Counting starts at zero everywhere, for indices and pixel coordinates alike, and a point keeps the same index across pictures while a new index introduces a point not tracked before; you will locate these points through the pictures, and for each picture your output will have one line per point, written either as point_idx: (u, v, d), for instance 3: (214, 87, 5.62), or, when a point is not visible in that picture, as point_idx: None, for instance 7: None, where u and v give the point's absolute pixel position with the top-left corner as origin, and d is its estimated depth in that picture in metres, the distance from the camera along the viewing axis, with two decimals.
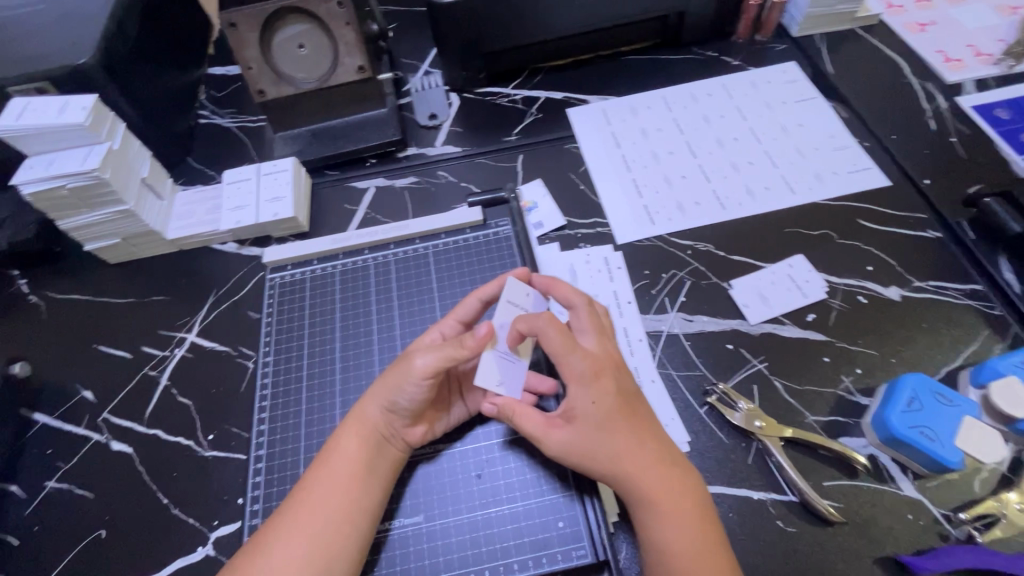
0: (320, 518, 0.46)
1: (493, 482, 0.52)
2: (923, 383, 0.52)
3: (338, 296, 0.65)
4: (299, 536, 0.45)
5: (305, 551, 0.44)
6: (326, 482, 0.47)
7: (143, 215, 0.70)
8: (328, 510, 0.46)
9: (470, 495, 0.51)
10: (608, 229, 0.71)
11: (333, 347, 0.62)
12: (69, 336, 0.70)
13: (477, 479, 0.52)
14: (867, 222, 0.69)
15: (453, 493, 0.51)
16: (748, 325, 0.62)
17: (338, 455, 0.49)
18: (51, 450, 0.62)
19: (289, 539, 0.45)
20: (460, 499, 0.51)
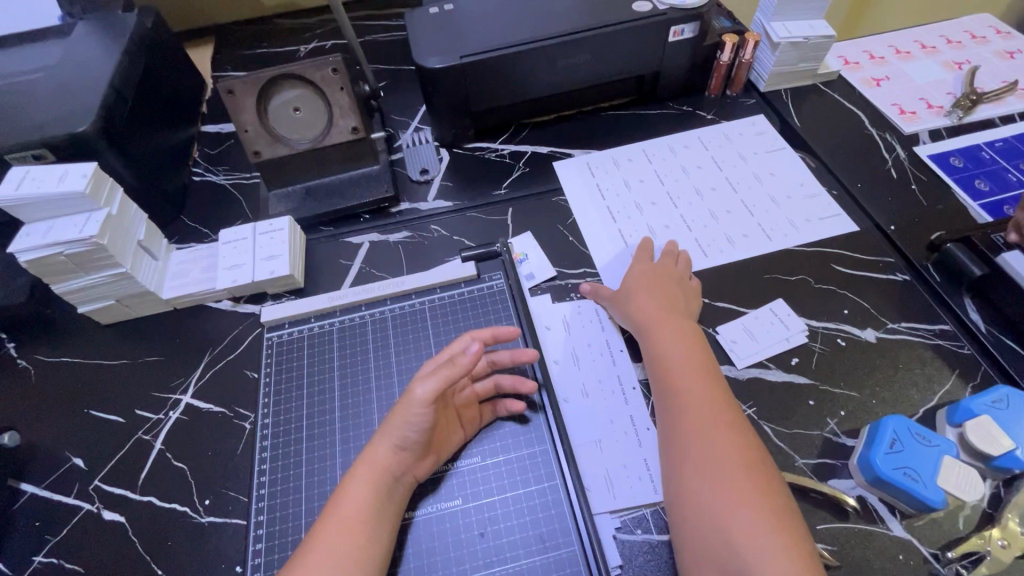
0: (332, 562, 0.46)
1: (496, 539, 0.52)
2: (903, 424, 0.55)
3: (337, 353, 0.66)
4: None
5: None
6: (339, 523, 0.48)
7: (140, 277, 0.71)
8: (341, 558, 0.46)
9: (474, 554, 0.52)
10: (597, 279, 0.74)
11: (334, 404, 0.63)
12: (59, 400, 0.69)
13: (480, 538, 0.52)
14: (840, 267, 0.73)
15: (457, 553, 0.52)
16: (736, 370, 0.64)
17: (349, 500, 0.49)
18: (40, 522, 0.60)
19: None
20: (464, 558, 0.51)
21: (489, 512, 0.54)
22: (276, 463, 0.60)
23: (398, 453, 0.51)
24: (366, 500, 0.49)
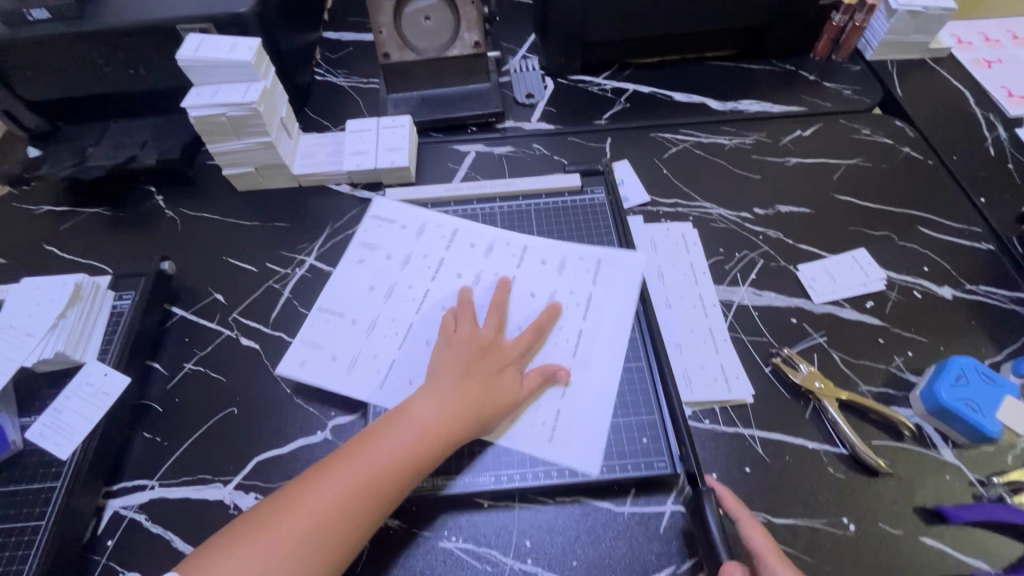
0: (365, 466, 0.51)
1: (579, 402, 0.60)
2: (972, 364, 0.59)
3: (401, 272, 0.72)
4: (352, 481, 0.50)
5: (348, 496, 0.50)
6: (386, 432, 0.53)
7: (280, 149, 0.80)
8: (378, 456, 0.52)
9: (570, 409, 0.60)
10: (688, 209, 0.79)
11: (411, 309, 0.69)
12: (203, 247, 0.79)
13: (562, 399, 0.60)
14: (925, 229, 0.76)
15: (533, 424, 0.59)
16: (812, 304, 0.69)
17: (407, 410, 0.55)
18: (188, 338, 0.71)
19: (340, 485, 0.50)
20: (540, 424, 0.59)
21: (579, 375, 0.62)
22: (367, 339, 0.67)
23: (491, 351, 0.60)
24: (469, 380, 0.57)
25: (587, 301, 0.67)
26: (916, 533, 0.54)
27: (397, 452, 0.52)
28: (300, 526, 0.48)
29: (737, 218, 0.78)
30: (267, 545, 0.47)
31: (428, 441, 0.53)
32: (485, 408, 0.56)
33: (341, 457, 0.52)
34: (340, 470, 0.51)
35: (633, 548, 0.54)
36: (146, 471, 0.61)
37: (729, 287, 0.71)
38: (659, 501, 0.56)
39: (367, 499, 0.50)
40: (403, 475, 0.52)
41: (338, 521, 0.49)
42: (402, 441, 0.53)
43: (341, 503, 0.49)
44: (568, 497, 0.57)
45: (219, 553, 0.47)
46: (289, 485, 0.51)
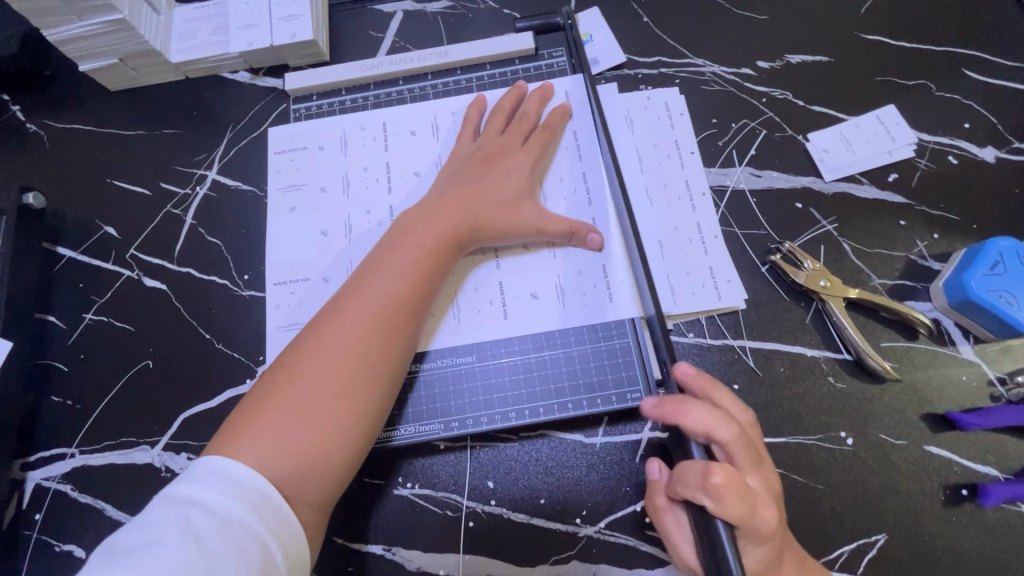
0: (344, 339, 0.44)
1: (612, 259, 0.53)
2: (1014, 249, 0.49)
3: (342, 162, 0.60)
4: (327, 359, 0.43)
5: (327, 379, 0.43)
6: (365, 299, 0.46)
7: (142, 29, 0.61)
8: (355, 322, 0.45)
9: (583, 282, 0.53)
10: (674, 70, 0.62)
11: (382, 194, 0.58)
12: (79, 169, 0.65)
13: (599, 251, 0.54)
14: (973, 72, 0.60)
15: (558, 273, 0.53)
16: (822, 183, 0.56)
17: (385, 270, 0.48)
18: (83, 284, 0.60)
19: (316, 366, 0.43)
20: (554, 288, 0.53)
21: (564, 266, 0.53)
22: (299, 273, 0.57)
23: (488, 162, 0.54)
24: (463, 196, 0.52)
25: (571, 138, 0.58)
26: (922, 442, 0.48)
27: (387, 302, 0.46)
28: (326, 370, 0.43)
29: (735, 77, 0.61)
30: (299, 400, 0.42)
31: (432, 254, 0.49)
32: (491, 220, 0.51)
33: (344, 298, 0.46)
34: (345, 308, 0.46)
35: (607, 480, 0.49)
36: (64, 437, 0.54)
37: (722, 169, 0.58)
38: (635, 429, 0.50)
39: (390, 326, 0.46)
40: (415, 294, 0.47)
41: (362, 358, 0.44)
42: (391, 289, 0.47)
43: (361, 338, 0.44)
44: (533, 432, 0.51)
45: (242, 424, 0.41)
46: (294, 343, 0.45)
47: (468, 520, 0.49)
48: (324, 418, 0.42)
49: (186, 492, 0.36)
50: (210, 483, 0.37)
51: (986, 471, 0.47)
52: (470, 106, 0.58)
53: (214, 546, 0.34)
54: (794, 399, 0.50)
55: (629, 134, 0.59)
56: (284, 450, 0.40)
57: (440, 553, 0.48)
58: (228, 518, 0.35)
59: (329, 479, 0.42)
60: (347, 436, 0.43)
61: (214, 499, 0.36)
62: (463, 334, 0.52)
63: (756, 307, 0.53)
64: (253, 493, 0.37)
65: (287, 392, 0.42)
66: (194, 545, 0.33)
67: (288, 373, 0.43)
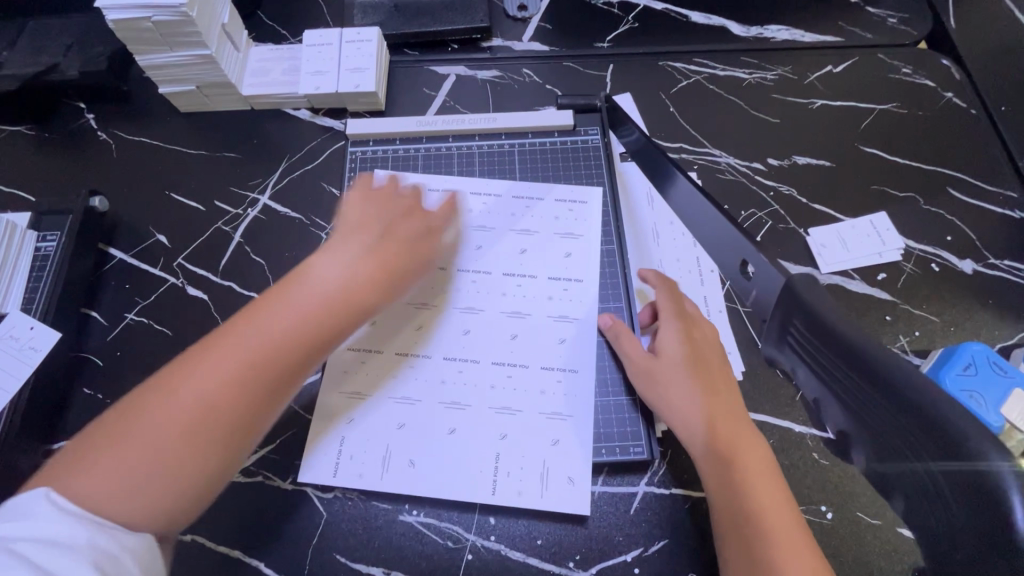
0: (265, 349, 0.45)
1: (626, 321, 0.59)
2: (985, 354, 0.54)
3: None
4: (233, 362, 0.44)
5: (227, 381, 0.43)
6: (295, 317, 0.47)
7: (223, 65, 0.68)
8: (288, 337, 0.46)
9: (596, 340, 0.58)
10: (693, 156, 0.69)
11: None
12: (140, 179, 0.70)
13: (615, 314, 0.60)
14: (956, 192, 0.67)
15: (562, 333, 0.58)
16: (818, 274, 0.62)
17: (317, 289, 0.49)
18: (128, 285, 0.64)
19: (228, 367, 0.44)
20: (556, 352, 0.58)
21: (523, 351, 0.58)
22: None
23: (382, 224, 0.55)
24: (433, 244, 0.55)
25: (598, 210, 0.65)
26: (895, 524, 0.52)
27: (299, 317, 0.47)
28: (175, 400, 0.42)
29: (747, 169, 0.69)
30: (184, 396, 0.42)
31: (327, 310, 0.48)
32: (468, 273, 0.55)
33: (272, 304, 0.48)
34: (220, 342, 0.45)
35: (602, 528, 0.52)
36: None
37: None
38: (632, 482, 0.54)
39: (291, 345, 0.46)
40: (315, 347, 0.48)
41: (225, 406, 0.43)
42: (306, 304, 0.48)
43: (229, 381, 0.44)
44: None
45: (111, 441, 0.40)
46: (171, 364, 0.45)
47: (466, 553, 0.51)
48: (188, 415, 0.42)
49: (7, 525, 0.35)
50: (49, 510, 0.36)
51: None
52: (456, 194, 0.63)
53: (46, 562, 0.33)
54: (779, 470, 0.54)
55: (649, 210, 0.65)
56: (153, 446, 0.41)
57: None
58: (51, 537, 0.35)
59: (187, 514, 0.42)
60: (226, 442, 0.43)
61: (36, 525, 0.35)
62: (410, 407, 0.55)
63: (751, 380, 0.57)
64: (89, 517, 0.37)
65: (186, 384, 0.43)
66: (25, 565, 0.33)
67: (204, 366, 0.44)
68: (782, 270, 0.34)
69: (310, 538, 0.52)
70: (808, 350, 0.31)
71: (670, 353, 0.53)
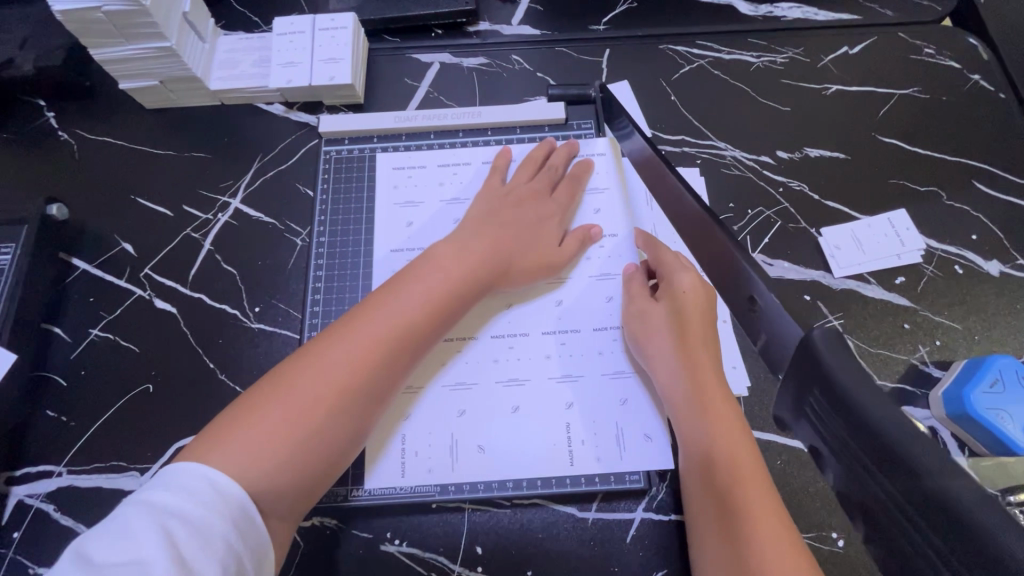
0: (350, 358, 0.45)
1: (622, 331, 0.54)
2: (1012, 368, 0.50)
3: (368, 207, 0.61)
4: (323, 372, 0.44)
5: (319, 391, 0.43)
6: (374, 322, 0.46)
7: (186, 58, 0.62)
8: (367, 341, 0.46)
9: (592, 352, 0.54)
10: (696, 150, 0.64)
11: (404, 243, 0.59)
12: (104, 182, 0.65)
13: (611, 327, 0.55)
14: (982, 186, 0.62)
15: (563, 339, 0.54)
16: (831, 278, 0.58)
17: (401, 296, 0.48)
18: (93, 298, 0.60)
19: (316, 378, 0.44)
20: (550, 365, 0.53)
21: (526, 360, 0.54)
22: (318, 314, 0.58)
23: (517, 206, 0.56)
24: (497, 237, 0.53)
25: (592, 211, 0.59)
26: None
27: (391, 326, 0.47)
28: (322, 389, 0.43)
29: (754, 163, 0.63)
30: (290, 411, 0.42)
31: (455, 295, 0.50)
32: (520, 267, 0.54)
33: (356, 315, 0.47)
34: (351, 330, 0.46)
35: (597, 558, 0.49)
36: (52, 455, 0.54)
37: None
38: (629, 508, 0.50)
39: (383, 351, 0.46)
40: (432, 332, 0.49)
41: (359, 390, 0.45)
42: (396, 313, 0.47)
43: (357, 368, 0.45)
44: (527, 501, 0.50)
45: (238, 425, 0.41)
46: (296, 354, 0.46)
47: None
48: (291, 425, 0.42)
49: (160, 499, 0.36)
50: (185, 491, 0.37)
51: None
52: (498, 155, 0.60)
53: (193, 553, 0.34)
54: (787, 494, 0.50)
55: (649, 211, 0.59)
56: (261, 458, 0.40)
57: None
58: (213, 532, 0.36)
59: (310, 492, 0.43)
60: (323, 450, 0.43)
61: (197, 511, 0.36)
62: (449, 410, 0.52)
63: (757, 396, 0.53)
64: (228, 504, 0.37)
65: (278, 399, 0.42)
66: (171, 548, 0.34)
67: (290, 380, 0.43)
68: (802, 324, 0.30)
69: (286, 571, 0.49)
70: (827, 424, 0.26)
71: (658, 315, 0.51)
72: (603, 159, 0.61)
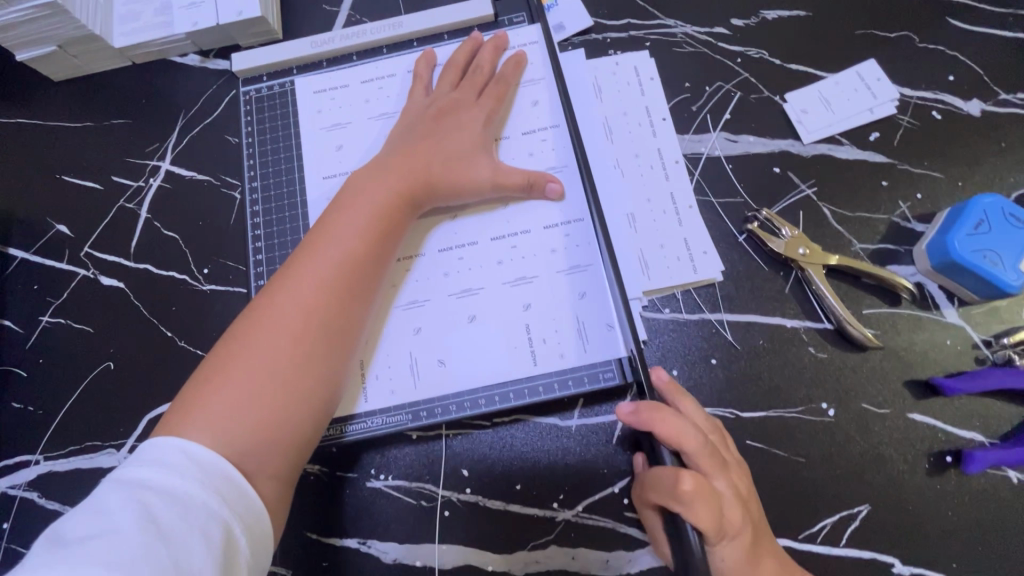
0: (297, 307, 0.43)
1: (577, 226, 0.51)
2: (998, 205, 0.47)
3: (300, 146, 0.57)
4: (272, 328, 0.42)
5: (275, 346, 0.41)
6: (311, 267, 0.44)
7: (77, 13, 0.57)
8: (310, 286, 0.43)
9: (544, 251, 0.51)
10: (643, 31, 0.59)
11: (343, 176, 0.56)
12: (27, 166, 0.62)
13: (565, 223, 0.51)
14: (958, 21, 0.57)
15: (513, 243, 0.51)
16: (800, 146, 0.54)
17: (333, 235, 0.45)
18: (37, 286, 0.58)
19: (268, 335, 0.41)
20: (502, 270, 0.50)
21: (480, 274, 0.51)
22: (266, 264, 0.55)
23: (442, 118, 0.52)
24: (417, 151, 0.50)
25: (531, 105, 0.55)
26: (905, 410, 0.47)
27: (332, 266, 0.44)
28: (278, 342, 0.41)
29: (707, 36, 0.58)
30: (251, 373, 0.40)
31: (392, 219, 0.47)
32: (445, 178, 0.49)
33: (292, 265, 0.45)
34: (294, 274, 0.44)
35: (584, 462, 0.48)
36: (27, 444, 0.53)
37: (696, 135, 0.55)
38: (611, 409, 0.49)
39: (330, 293, 0.44)
40: (379, 260, 0.47)
41: (316, 330, 0.43)
42: (335, 253, 0.45)
43: (309, 310, 0.43)
44: (507, 417, 0.49)
45: (198, 396, 0.40)
46: (243, 311, 0.43)
47: (442, 509, 0.48)
48: (257, 388, 0.40)
49: (135, 473, 0.35)
50: (164, 466, 0.35)
51: (970, 437, 0.46)
52: (419, 61, 0.56)
53: (173, 523, 0.33)
54: (774, 374, 0.48)
55: (598, 103, 0.56)
56: (239, 425, 0.39)
57: (416, 544, 0.47)
58: (195, 503, 0.34)
59: (291, 446, 0.41)
60: (301, 405, 0.42)
61: (173, 483, 0.34)
62: (410, 335, 0.50)
63: (734, 279, 0.51)
64: (212, 475, 0.36)
65: (233, 365, 0.40)
66: (146, 522, 0.33)
67: (240, 344, 0.41)
68: None
69: None
70: None
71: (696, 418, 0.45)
72: (535, 49, 0.57)
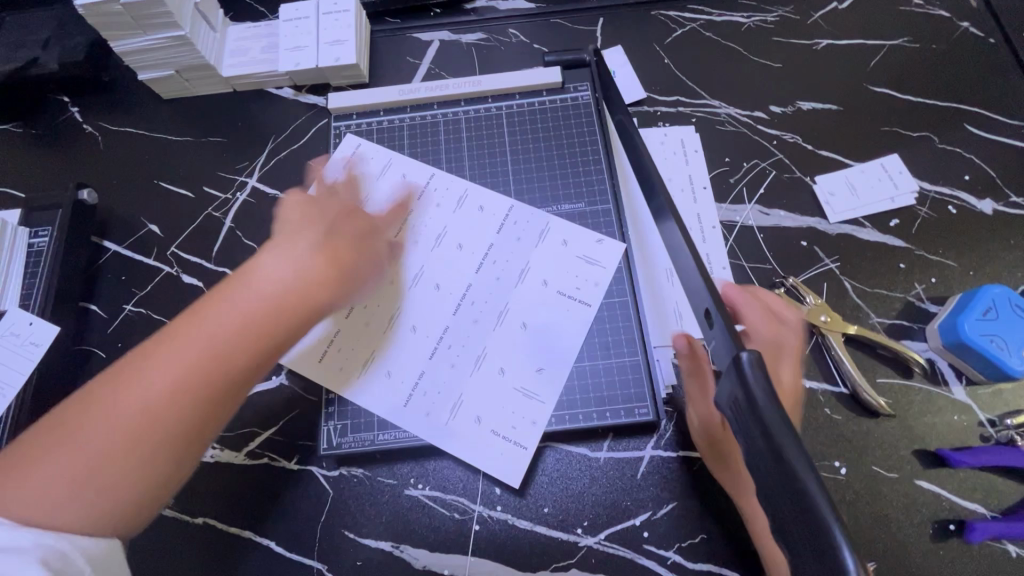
0: (163, 367, 0.39)
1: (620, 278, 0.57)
2: (1006, 296, 0.52)
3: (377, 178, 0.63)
4: (145, 386, 0.38)
5: (134, 407, 0.38)
6: (211, 328, 0.41)
7: (199, 46, 0.66)
8: (189, 349, 0.40)
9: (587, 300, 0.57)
10: (691, 109, 0.66)
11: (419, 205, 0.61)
12: (129, 170, 0.69)
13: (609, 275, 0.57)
14: (975, 128, 0.63)
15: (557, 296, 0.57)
16: (827, 224, 0.59)
17: (234, 299, 0.43)
18: (124, 277, 0.64)
19: (138, 393, 0.38)
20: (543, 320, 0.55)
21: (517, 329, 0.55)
22: None
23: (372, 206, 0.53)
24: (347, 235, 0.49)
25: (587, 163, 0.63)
26: (912, 477, 0.50)
27: (220, 333, 0.41)
28: (153, 401, 0.38)
29: (748, 119, 0.65)
30: (112, 427, 0.37)
31: (303, 295, 0.44)
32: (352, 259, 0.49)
33: (186, 316, 0.42)
34: (186, 328, 0.41)
35: (608, 494, 0.51)
36: None
37: (732, 205, 0.61)
38: (638, 446, 0.53)
39: (191, 358, 0.40)
40: (274, 337, 0.43)
41: (182, 402, 0.38)
42: (228, 320, 0.41)
43: (175, 374, 0.39)
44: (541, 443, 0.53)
45: (62, 438, 0.37)
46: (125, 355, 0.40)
47: (474, 524, 0.51)
48: (110, 448, 0.37)
49: None
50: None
51: (973, 509, 0.49)
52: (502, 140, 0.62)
53: None
54: None
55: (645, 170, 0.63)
56: (68, 485, 0.35)
57: (447, 553, 0.51)
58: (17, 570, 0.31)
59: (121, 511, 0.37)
60: (150, 471, 0.38)
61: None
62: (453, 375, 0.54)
63: None
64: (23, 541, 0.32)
65: (103, 415, 0.37)
66: None
67: (114, 389, 0.38)
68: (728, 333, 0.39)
69: (320, 514, 0.52)
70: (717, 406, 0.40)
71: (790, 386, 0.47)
72: (596, 112, 0.65)
